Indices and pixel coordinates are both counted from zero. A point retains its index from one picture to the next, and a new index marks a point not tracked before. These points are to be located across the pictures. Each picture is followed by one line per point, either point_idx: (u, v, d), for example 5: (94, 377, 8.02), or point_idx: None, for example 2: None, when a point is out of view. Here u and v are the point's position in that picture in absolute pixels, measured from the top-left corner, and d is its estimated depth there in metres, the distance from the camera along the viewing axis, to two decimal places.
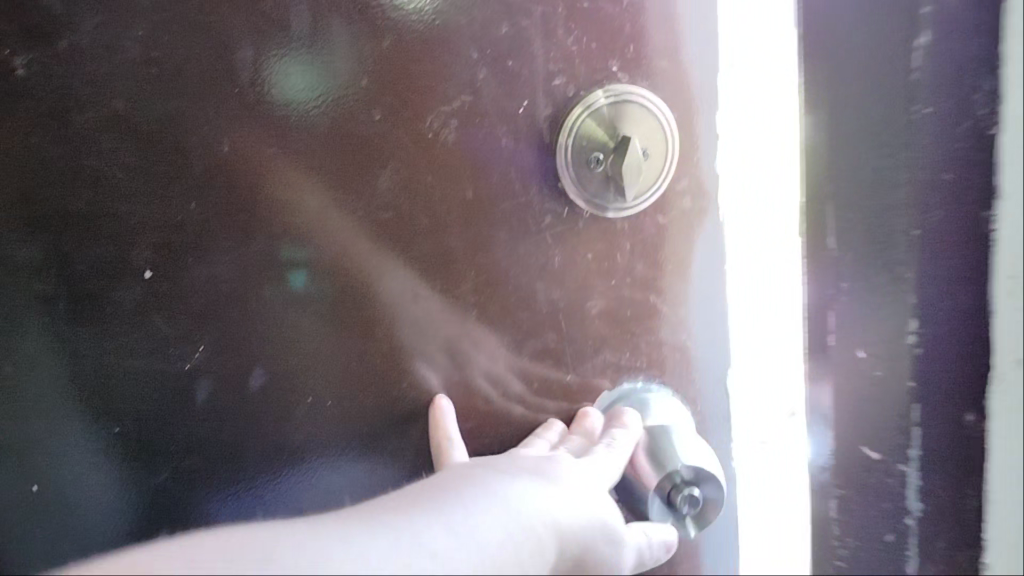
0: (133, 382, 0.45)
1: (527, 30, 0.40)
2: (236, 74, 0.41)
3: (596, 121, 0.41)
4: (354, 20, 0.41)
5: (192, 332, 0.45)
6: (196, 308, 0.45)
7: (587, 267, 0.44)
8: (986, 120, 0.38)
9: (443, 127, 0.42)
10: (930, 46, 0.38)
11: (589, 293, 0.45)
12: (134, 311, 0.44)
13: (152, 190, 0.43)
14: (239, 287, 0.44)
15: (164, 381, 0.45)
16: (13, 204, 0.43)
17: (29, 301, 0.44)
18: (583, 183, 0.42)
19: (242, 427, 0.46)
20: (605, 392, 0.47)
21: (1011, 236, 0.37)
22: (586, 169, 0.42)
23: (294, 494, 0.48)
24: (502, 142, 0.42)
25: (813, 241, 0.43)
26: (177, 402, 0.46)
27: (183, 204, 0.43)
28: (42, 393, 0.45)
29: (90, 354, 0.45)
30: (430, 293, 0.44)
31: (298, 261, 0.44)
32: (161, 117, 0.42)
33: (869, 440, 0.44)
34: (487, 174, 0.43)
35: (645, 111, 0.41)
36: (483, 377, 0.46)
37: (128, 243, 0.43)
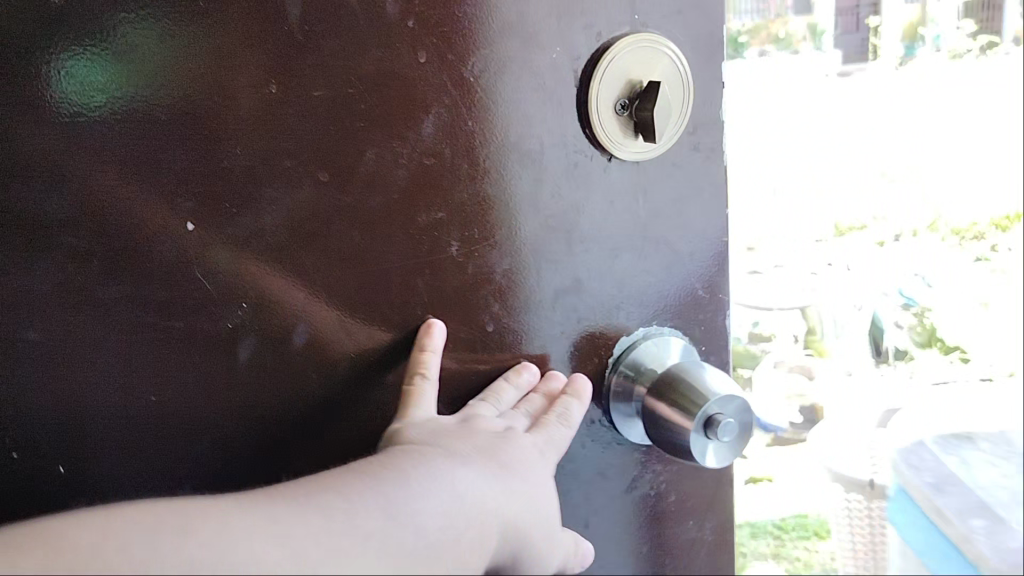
0: (180, 339, 0.44)
1: None
2: (286, 13, 0.41)
3: (617, 70, 0.46)
4: None
5: (235, 287, 0.44)
6: (240, 261, 0.44)
7: (621, 210, 0.49)
8: None
9: (484, 68, 0.45)
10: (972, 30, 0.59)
11: (620, 232, 0.50)
12: (175, 263, 0.43)
13: (195, 135, 0.42)
14: (286, 241, 0.44)
15: (214, 341, 0.45)
16: (44, 147, 0.41)
17: (57, 250, 0.42)
18: (609, 122, 0.47)
19: (283, 384, 0.47)
20: (623, 337, 0.53)
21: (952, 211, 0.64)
22: (615, 111, 0.47)
23: (341, 438, 0.49)
24: (537, 83, 0.46)
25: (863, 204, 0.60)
26: (226, 362, 0.45)
27: (233, 158, 0.42)
28: (74, 345, 0.43)
29: (138, 312, 0.43)
30: (465, 235, 0.47)
31: (349, 213, 0.45)
32: (208, 57, 0.41)
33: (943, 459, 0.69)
34: (524, 116, 0.46)
35: (669, 64, 0.47)
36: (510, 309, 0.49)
37: (177, 193, 0.42)
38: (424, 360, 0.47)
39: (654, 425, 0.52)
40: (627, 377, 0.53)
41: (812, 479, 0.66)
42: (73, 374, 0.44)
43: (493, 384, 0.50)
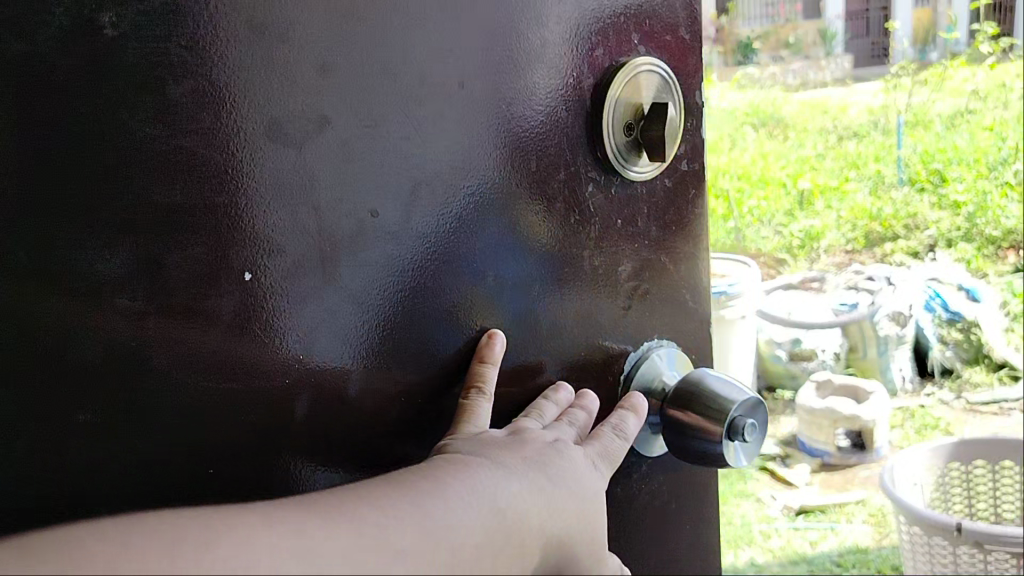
0: (217, 383, 0.39)
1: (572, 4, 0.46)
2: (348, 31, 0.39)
3: (625, 91, 0.48)
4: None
5: (297, 338, 0.40)
6: (303, 310, 0.40)
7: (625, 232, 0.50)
8: None
9: (521, 96, 0.45)
10: None
11: (624, 252, 0.51)
12: (235, 318, 0.38)
13: (256, 175, 0.38)
14: (327, 265, 0.40)
15: (262, 393, 0.40)
16: (82, 192, 0.35)
17: (98, 309, 0.36)
18: (616, 142, 0.48)
19: (342, 441, 0.42)
20: (630, 352, 0.52)
21: None
22: (621, 131, 0.48)
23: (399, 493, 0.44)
24: (559, 111, 0.46)
25: None
26: (276, 413, 0.40)
27: (279, 179, 0.38)
28: (125, 416, 0.37)
29: (167, 360, 0.37)
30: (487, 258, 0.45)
31: (384, 249, 0.42)
32: (269, 89, 0.38)
33: None
34: (551, 142, 0.46)
35: (661, 85, 0.50)
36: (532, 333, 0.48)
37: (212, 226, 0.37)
38: (483, 372, 0.45)
39: (671, 436, 0.51)
40: (637, 391, 0.52)
41: None
42: (113, 452, 0.37)
43: (535, 402, 0.47)
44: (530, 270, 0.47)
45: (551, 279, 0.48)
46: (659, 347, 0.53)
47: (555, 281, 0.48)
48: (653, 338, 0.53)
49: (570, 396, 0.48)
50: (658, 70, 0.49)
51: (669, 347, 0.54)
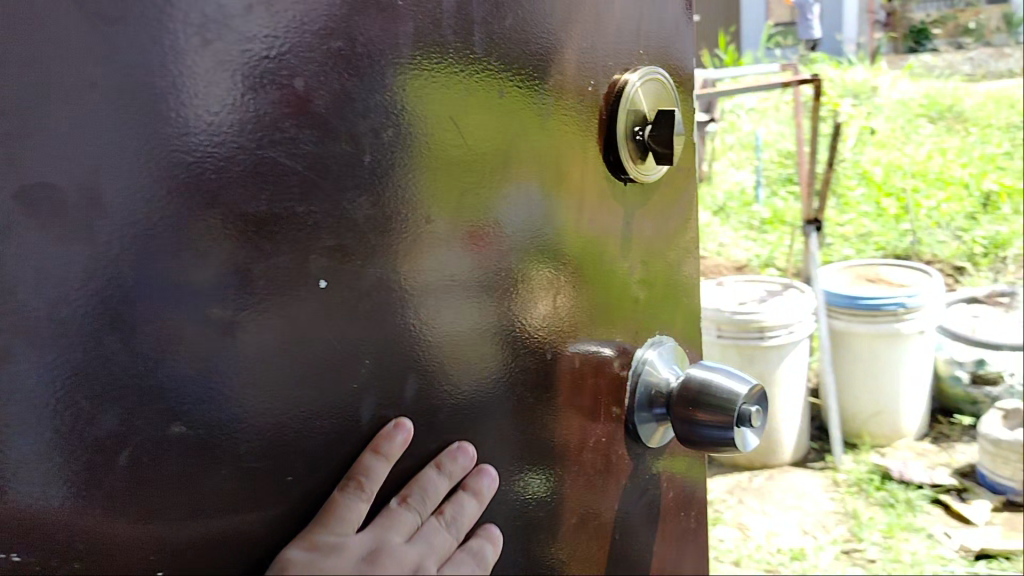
0: (66, 546, 0.39)
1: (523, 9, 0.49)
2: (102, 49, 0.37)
3: (630, 103, 0.55)
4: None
5: (172, 458, 0.41)
6: (166, 432, 0.40)
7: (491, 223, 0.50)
8: None
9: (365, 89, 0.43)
10: None
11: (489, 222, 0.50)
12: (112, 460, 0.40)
13: (134, 261, 0.39)
14: (200, 329, 0.40)
15: (135, 539, 0.41)
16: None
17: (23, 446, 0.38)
18: (625, 140, 0.55)
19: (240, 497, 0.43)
20: (638, 353, 0.60)
21: None
22: (633, 136, 0.56)
23: None
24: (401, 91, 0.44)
25: None
26: (221, 546, 0.43)
27: (84, 274, 0.38)
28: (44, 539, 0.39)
29: (112, 527, 0.40)
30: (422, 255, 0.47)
31: (235, 267, 0.41)
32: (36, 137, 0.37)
33: None
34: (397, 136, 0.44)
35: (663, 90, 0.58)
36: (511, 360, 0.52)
37: (181, 312, 0.40)
38: (369, 459, 0.46)
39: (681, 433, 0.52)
40: (643, 386, 0.60)
41: None
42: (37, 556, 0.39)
43: (424, 471, 0.49)
44: (434, 239, 0.47)
45: (444, 263, 0.48)
46: (659, 346, 0.62)
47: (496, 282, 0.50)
48: (643, 349, 0.60)
49: (466, 462, 0.50)
50: (645, 77, 0.56)
51: (665, 346, 0.62)
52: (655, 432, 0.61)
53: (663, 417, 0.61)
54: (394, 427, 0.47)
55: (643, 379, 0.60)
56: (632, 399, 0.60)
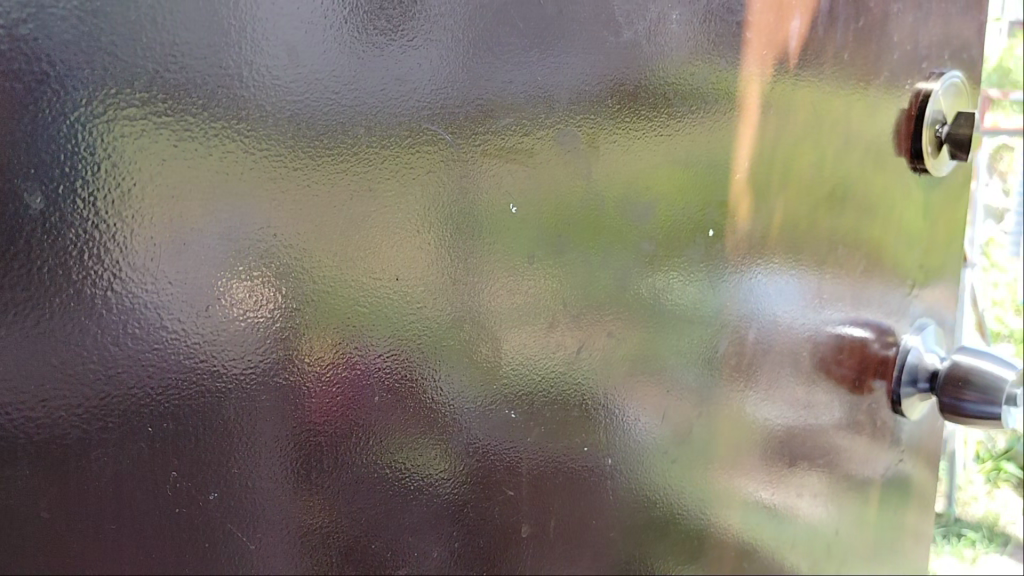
0: None
1: (248, 80, 0.38)
2: (145, 327, 0.37)
3: (947, 98, 0.80)
4: (179, 109, 0.36)
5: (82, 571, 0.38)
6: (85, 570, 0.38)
7: (268, 328, 0.41)
8: (948, 112, 0.80)
9: (119, 279, 0.36)
10: (948, 91, 0.80)
11: (278, 337, 0.41)
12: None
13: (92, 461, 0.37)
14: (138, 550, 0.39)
15: None
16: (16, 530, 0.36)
17: None
18: (926, 132, 0.78)
19: None
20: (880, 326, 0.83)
21: (912, 342, 0.86)
22: (934, 134, 0.79)
23: None
24: (211, 307, 0.39)
25: (887, 294, 0.83)
26: None
27: (118, 467, 0.38)
28: None
29: None
30: (538, 371, 0.54)
31: (172, 496, 0.40)
32: (72, 424, 0.36)
33: (875, 466, 0.89)
34: (175, 351, 0.38)
35: (958, 96, 0.82)
36: (552, 446, 0.56)
37: (152, 475, 0.39)
38: None
39: (898, 378, 0.85)
40: None
41: (844, 506, 0.87)
42: None
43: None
44: (544, 278, 0.52)
45: (519, 334, 0.52)
46: (914, 331, 0.87)
47: (635, 362, 0.59)
48: (905, 323, 0.86)
49: None
50: (943, 81, 0.79)
51: (912, 329, 0.87)
52: (912, 401, 0.87)
53: (924, 391, 0.86)
54: (462, 491, 0.51)
55: (913, 358, 0.85)
56: (900, 375, 0.85)
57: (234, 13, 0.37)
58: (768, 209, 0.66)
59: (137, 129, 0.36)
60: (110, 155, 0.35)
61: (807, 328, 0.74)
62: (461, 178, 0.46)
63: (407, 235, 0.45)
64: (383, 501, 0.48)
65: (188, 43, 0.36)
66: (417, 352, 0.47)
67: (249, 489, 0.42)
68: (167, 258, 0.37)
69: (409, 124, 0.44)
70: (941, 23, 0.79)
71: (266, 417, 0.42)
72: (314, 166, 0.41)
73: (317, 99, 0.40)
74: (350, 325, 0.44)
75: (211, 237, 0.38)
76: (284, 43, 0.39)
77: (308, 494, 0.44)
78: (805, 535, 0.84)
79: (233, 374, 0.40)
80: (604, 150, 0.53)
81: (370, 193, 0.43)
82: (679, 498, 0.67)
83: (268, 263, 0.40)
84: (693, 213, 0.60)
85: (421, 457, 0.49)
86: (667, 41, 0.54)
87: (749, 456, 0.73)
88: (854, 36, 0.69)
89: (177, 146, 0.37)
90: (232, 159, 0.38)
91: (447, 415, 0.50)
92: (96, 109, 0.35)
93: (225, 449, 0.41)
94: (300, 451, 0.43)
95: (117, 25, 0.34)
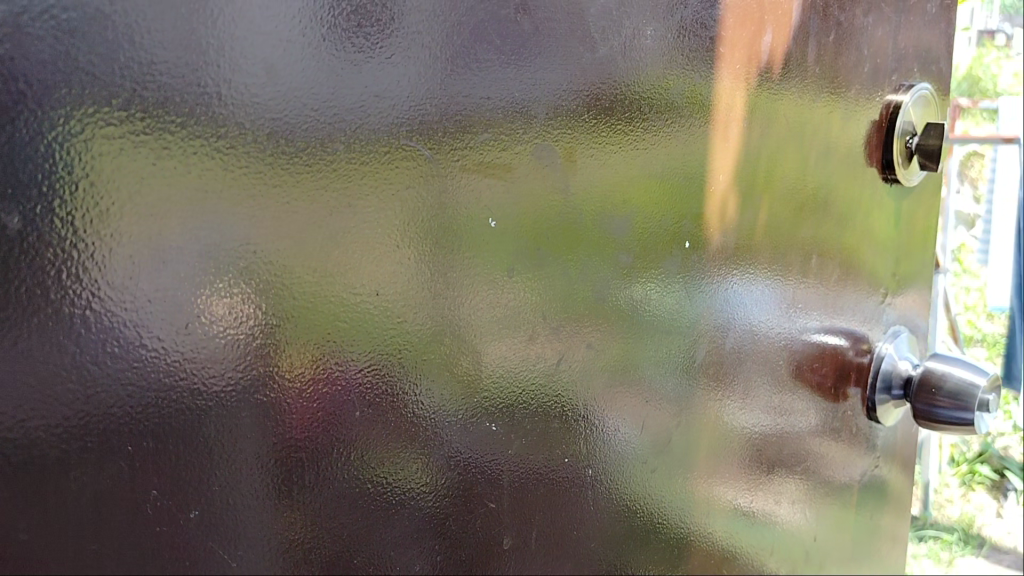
0: None
1: (226, 98, 0.38)
2: (124, 344, 0.37)
3: (917, 109, 0.82)
4: (157, 127, 0.37)
5: None
6: None
7: (247, 344, 0.41)
8: (917, 123, 0.82)
9: (98, 297, 0.36)
10: (917, 103, 0.82)
11: (257, 352, 0.41)
12: None
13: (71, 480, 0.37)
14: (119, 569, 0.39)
15: None
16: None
17: None
18: (896, 142, 0.80)
19: None
20: (855, 333, 0.84)
21: (886, 349, 0.87)
22: (904, 144, 0.81)
23: None
24: (190, 323, 0.39)
25: (861, 302, 0.84)
26: None
27: (98, 486, 0.38)
28: None
29: None
30: (519, 383, 0.54)
31: (153, 514, 0.40)
32: (51, 442, 0.36)
33: (851, 472, 0.90)
34: (154, 368, 0.38)
35: (927, 107, 0.84)
36: (532, 457, 0.56)
37: (132, 493, 0.39)
38: None
39: (873, 384, 0.86)
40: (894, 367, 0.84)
41: (822, 512, 0.88)
42: None
43: None
44: (523, 290, 0.52)
45: (500, 347, 0.52)
46: (888, 338, 0.88)
47: (614, 373, 0.60)
48: (879, 331, 0.87)
49: None
50: (913, 93, 0.81)
51: (886, 336, 0.88)
52: (886, 406, 0.88)
53: (898, 397, 0.88)
54: (444, 504, 0.51)
55: (887, 364, 0.86)
56: (875, 382, 0.86)
57: (213, 31, 0.37)
58: (743, 219, 0.67)
59: (117, 148, 0.36)
60: (89, 173, 0.35)
61: (783, 336, 0.75)
62: (440, 192, 0.47)
63: (386, 250, 0.45)
64: (365, 516, 0.48)
65: (166, 61, 0.36)
66: (398, 366, 0.47)
67: (230, 506, 0.42)
68: (147, 276, 0.37)
69: (388, 140, 0.44)
70: (910, 36, 0.81)
71: (246, 434, 0.42)
72: (294, 183, 0.41)
73: (295, 116, 0.40)
74: (330, 341, 0.44)
75: (191, 255, 0.38)
76: (262, 60, 0.39)
77: (289, 510, 0.44)
78: (784, 541, 0.85)
79: (213, 391, 0.40)
80: (582, 164, 0.53)
81: (349, 209, 0.43)
82: (659, 507, 0.68)
83: (248, 279, 0.40)
84: (670, 224, 0.60)
85: (401, 470, 0.49)
86: (642, 56, 0.55)
87: (727, 464, 0.73)
88: (825, 49, 0.71)
89: (156, 164, 0.37)
90: (212, 177, 0.38)
91: (427, 428, 0.50)
92: (74, 128, 0.35)
93: (205, 467, 0.41)
94: (280, 466, 0.43)
95: (95, 44, 0.34)
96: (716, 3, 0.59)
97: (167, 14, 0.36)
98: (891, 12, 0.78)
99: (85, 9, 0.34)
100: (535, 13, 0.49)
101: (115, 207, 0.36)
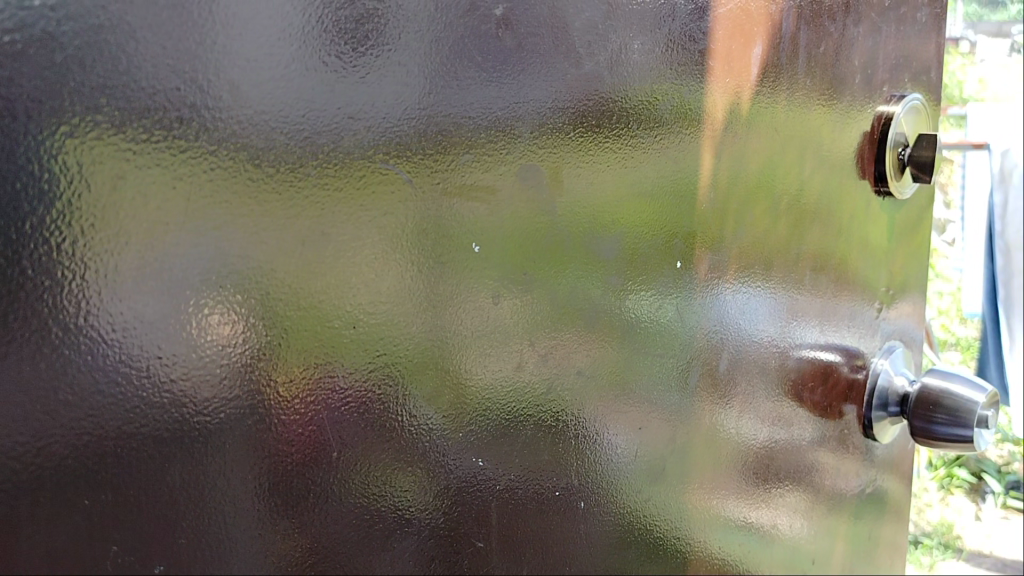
0: None
1: (191, 123, 0.36)
2: (83, 389, 0.35)
3: (907, 120, 0.80)
4: (115, 156, 0.34)
5: None
6: None
7: (218, 383, 0.38)
8: (908, 134, 0.80)
9: (50, 339, 0.34)
10: (908, 114, 0.80)
11: (231, 392, 0.39)
12: None
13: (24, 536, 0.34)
14: None
15: None
16: None
17: None
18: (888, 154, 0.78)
19: None
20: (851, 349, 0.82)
21: (883, 366, 0.85)
22: (896, 156, 0.79)
23: None
24: (154, 363, 0.36)
25: (856, 318, 0.82)
26: None
27: (55, 543, 0.35)
28: None
29: None
30: (506, 413, 0.51)
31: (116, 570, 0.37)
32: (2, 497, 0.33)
33: (849, 489, 0.88)
34: (116, 412, 0.36)
35: (919, 118, 0.82)
36: (522, 491, 0.53)
37: (95, 547, 0.36)
38: None
39: (869, 402, 0.85)
40: None
41: (819, 532, 0.86)
42: None
43: None
44: (509, 318, 0.50)
45: (486, 377, 0.50)
46: (884, 354, 0.86)
47: (605, 400, 0.57)
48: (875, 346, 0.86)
49: None
50: (904, 104, 0.79)
51: (882, 352, 0.86)
52: (883, 423, 0.86)
53: (895, 413, 0.86)
54: (429, 544, 0.49)
55: (882, 381, 0.85)
56: (870, 399, 0.85)
57: (174, 53, 0.35)
58: (735, 237, 0.65)
59: (67, 180, 0.33)
60: (36, 208, 0.32)
61: (777, 354, 0.73)
62: (420, 216, 0.44)
63: (365, 279, 0.43)
64: (346, 561, 0.45)
65: (123, 84, 0.34)
66: (378, 398, 0.45)
67: (199, 560, 0.39)
68: (102, 314, 0.35)
69: (364, 163, 0.41)
70: (900, 47, 0.79)
71: (216, 481, 0.39)
72: (263, 212, 0.38)
73: (265, 140, 0.38)
74: (305, 377, 0.41)
75: (150, 291, 0.36)
76: (229, 82, 0.36)
77: (262, 559, 0.41)
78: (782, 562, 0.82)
79: (179, 436, 0.37)
80: (568, 184, 0.51)
81: (323, 237, 0.41)
82: (653, 537, 0.65)
83: (215, 314, 0.38)
84: (660, 244, 0.58)
85: (384, 510, 0.46)
86: (629, 71, 0.53)
87: (723, 488, 0.71)
88: (816, 60, 0.69)
89: (113, 194, 0.34)
90: (173, 208, 0.36)
91: (412, 463, 0.47)
92: (22, 158, 0.32)
93: (171, 517, 0.38)
94: (256, 511, 0.41)
95: (43, 68, 0.32)
96: (704, 15, 0.57)
97: (123, 34, 0.33)
98: (881, 22, 0.76)
99: (31, 31, 0.32)
100: (517, 27, 0.46)
101: (67, 243, 0.33)
